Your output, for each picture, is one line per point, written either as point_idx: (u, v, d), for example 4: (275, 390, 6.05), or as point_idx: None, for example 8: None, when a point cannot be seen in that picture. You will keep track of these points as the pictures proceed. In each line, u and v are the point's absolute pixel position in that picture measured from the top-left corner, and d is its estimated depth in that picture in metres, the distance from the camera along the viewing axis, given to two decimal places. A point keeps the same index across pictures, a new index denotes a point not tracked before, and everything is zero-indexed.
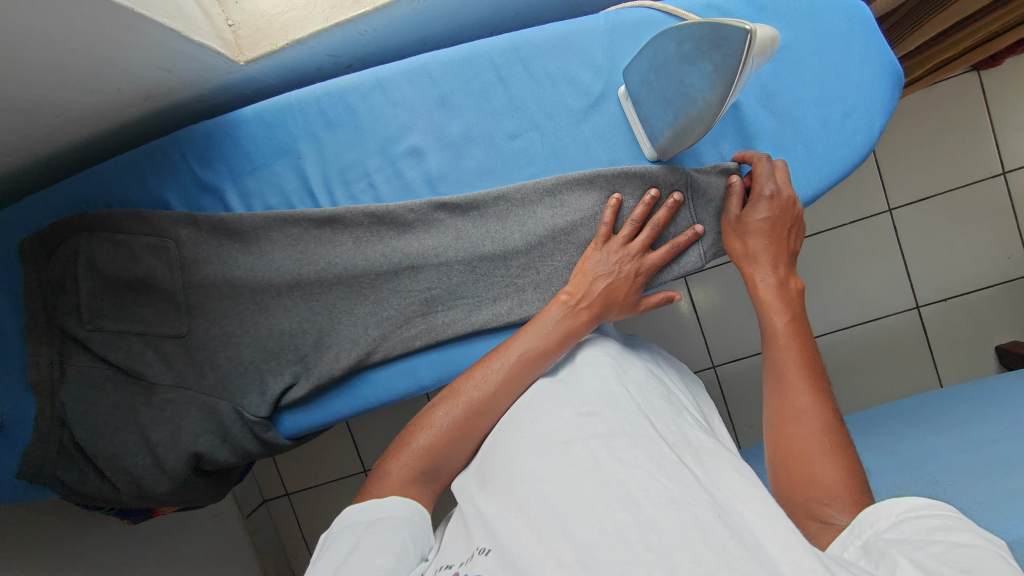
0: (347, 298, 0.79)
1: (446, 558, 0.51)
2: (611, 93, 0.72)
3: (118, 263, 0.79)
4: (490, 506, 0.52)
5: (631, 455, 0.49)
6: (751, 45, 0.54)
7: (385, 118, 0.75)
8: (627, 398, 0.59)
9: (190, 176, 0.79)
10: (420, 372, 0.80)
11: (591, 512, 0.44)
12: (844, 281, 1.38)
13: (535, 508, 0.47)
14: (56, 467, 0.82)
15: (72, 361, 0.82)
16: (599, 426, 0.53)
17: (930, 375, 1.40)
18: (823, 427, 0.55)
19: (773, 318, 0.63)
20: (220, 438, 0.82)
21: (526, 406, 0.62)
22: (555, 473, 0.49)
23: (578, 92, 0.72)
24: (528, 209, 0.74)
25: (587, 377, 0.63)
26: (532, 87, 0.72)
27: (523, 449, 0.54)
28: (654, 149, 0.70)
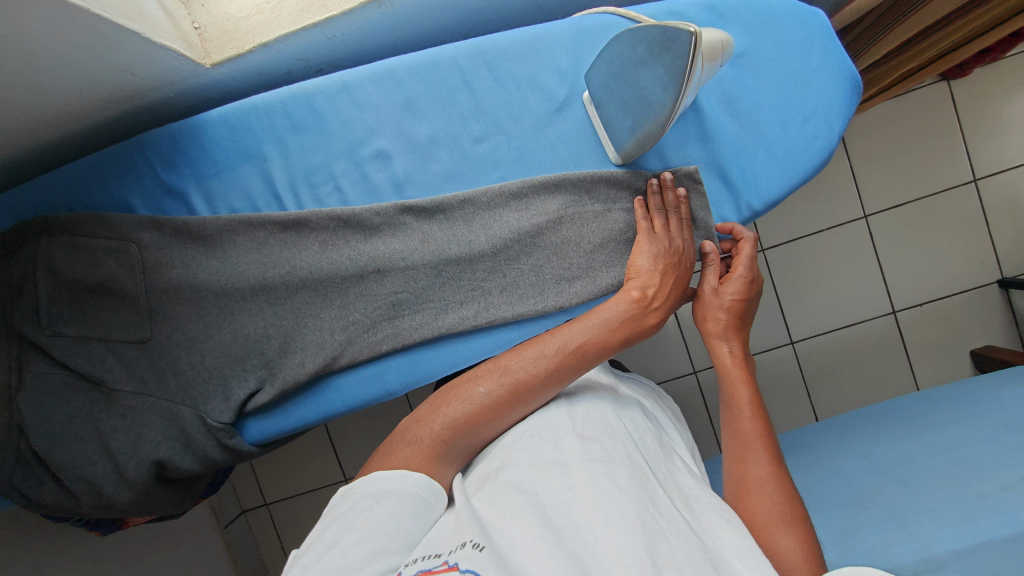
0: (314, 301, 0.78)
1: (433, 545, 0.50)
2: (576, 97, 0.72)
3: (79, 267, 0.78)
4: (484, 507, 0.52)
5: (623, 482, 0.51)
6: (696, 47, 0.55)
7: (352, 122, 0.75)
8: (625, 433, 0.60)
9: (154, 180, 0.78)
10: (390, 377, 0.79)
11: (593, 532, 0.47)
12: (821, 286, 1.39)
13: (533, 517, 0.48)
14: (12, 476, 0.80)
15: (29, 367, 0.80)
16: (601, 452, 0.54)
17: (908, 379, 1.42)
18: (785, 502, 0.58)
19: (744, 391, 0.65)
20: (184, 445, 0.81)
21: (517, 429, 0.62)
22: (560, 492, 0.50)
23: (543, 97, 0.72)
24: (494, 213, 0.74)
25: (585, 403, 0.63)
26: (497, 91, 0.72)
27: (525, 463, 0.55)
28: (617, 152, 0.71)
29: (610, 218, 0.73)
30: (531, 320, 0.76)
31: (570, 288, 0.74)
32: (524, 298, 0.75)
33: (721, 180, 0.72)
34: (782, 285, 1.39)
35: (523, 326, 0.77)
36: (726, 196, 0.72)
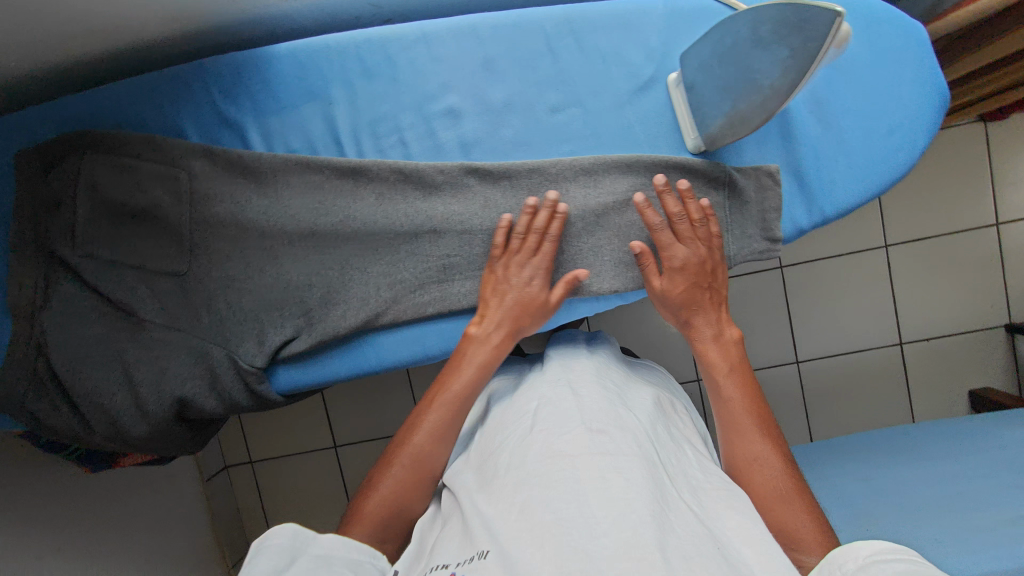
0: (362, 255, 0.76)
1: (441, 556, 0.54)
2: (661, 78, 0.70)
3: (122, 189, 0.75)
4: (490, 508, 0.54)
5: (624, 473, 0.52)
6: (837, 30, 0.55)
7: (425, 74, 0.72)
8: (635, 424, 0.61)
9: (210, 108, 0.75)
10: (434, 343, 0.77)
11: (596, 528, 0.47)
12: (834, 309, 1.40)
13: (538, 514, 0.50)
14: (25, 397, 0.77)
15: (58, 285, 0.77)
16: (608, 444, 0.55)
17: (901, 411, 1.43)
18: (785, 483, 0.59)
19: (725, 377, 0.66)
20: (208, 385, 0.79)
21: (517, 421, 0.64)
22: (563, 486, 0.51)
23: (626, 74, 0.70)
24: (560, 186, 0.72)
25: (590, 393, 0.65)
26: (581, 62, 0.70)
27: (533, 455, 0.57)
28: (699, 139, 0.69)
29: (681, 203, 0.71)
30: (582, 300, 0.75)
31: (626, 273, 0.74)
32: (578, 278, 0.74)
33: (797, 183, 0.71)
34: (796, 303, 1.39)
35: (572, 306, 0.76)
36: (800, 199, 0.71)
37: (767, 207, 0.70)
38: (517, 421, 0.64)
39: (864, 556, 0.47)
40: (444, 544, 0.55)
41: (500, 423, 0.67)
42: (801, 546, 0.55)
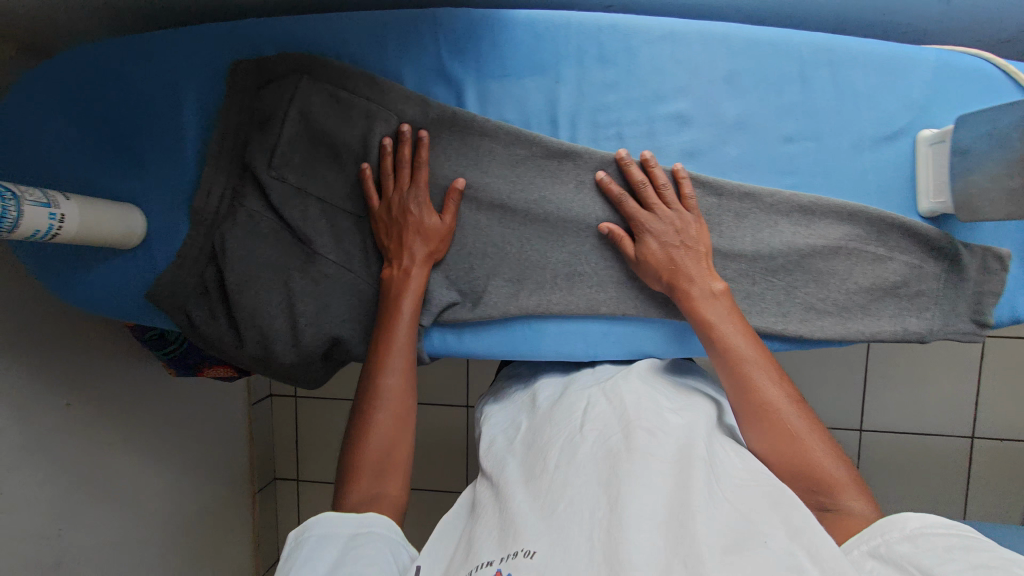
0: (548, 239, 0.75)
1: (484, 547, 0.54)
2: (911, 130, 0.68)
3: (331, 120, 0.75)
4: (531, 501, 0.56)
5: (658, 474, 0.54)
6: None
7: (663, 73, 0.70)
8: (694, 429, 0.61)
9: (434, 59, 0.73)
10: (602, 347, 0.77)
11: (641, 520, 0.49)
12: (924, 389, 1.34)
13: (586, 512, 0.51)
14: (190, 299, 0.80)
15: (244, 201, 0.77)
16: (655, 447, 0.56)
17: (953, 506, 1.37)
18: (783, 429, 0.58)
19: (738, 342, 0.63)
20: (364, 331, 0.79)
21: (568, 415, 0.65)
22: (608, 486, 0.53)
23: (878, 121, 0.68)
24: (772, 219, 0.69)
25: (635, 391, 0.67)
26: (833, 97, 0.68)
27: (580, 451, 0.58)
28: (936, 202, 0.67)
29: (891, 265, 0.70)
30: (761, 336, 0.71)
31: (816, 321, 0.70)
32: (764, 313, 0.70)
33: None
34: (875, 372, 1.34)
35: None
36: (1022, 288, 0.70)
37: (986, 290, 0.69)
38: (568, 414, 0.65)
39: (912, 528, 0.48)
40: (481, 533, 0.56)
41: (552, 415, 0.67)
42: (832, 495, 0.55)
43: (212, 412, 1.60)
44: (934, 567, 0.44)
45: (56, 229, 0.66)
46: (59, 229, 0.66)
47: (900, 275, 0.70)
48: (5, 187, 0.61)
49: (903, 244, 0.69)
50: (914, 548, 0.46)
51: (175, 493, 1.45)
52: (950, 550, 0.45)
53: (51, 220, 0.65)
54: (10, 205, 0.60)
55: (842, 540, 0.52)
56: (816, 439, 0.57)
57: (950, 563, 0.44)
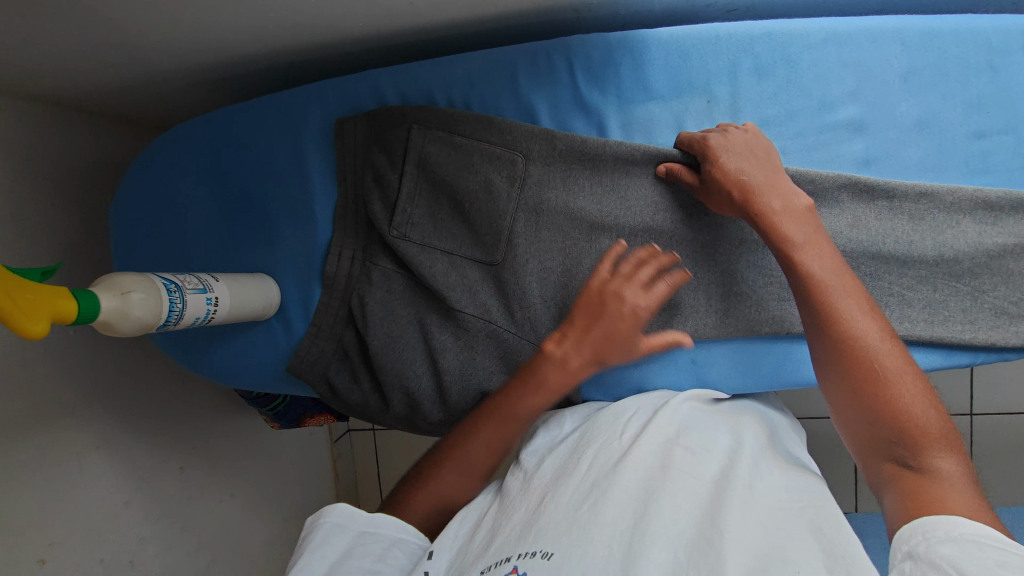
0: (696, 263, 0.71)
1: (496, 548, 0.53)
2: None
3: (453, 168, 0.72)
4: (556, 500, 0.54)
5: (686, 488, 0.52)
6: None
7: (830, 78, 0.64)
8: (741, 445, 0.58)
9: (572, 91, 0.69)
10: (780, 377, 0.72)
11: (670, 534, 0.48)
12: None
13: (609, 515, 0.50)
14: (329, 367, 0.77)
15: (375, 260, 0.74)
16: (696, 464, 0.55)
17: None
18: (871, 375, 0.52)
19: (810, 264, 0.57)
20: (511, 381, 0.75)
21: (612, 421, 0.64)
22: (640, 495, 0.52)
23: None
24: (953, 218, 0.63)
25: (684, 414, 0.64)
26: None
27: (611, 458, 0.57)
28: None
29: None
30: (962, 350, 0.64)
31: (1009, 327, 0.63)
32: (949, 322, 0.63)
33: None
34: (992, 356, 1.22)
35: (947, 357, 0.64)
36: None
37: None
38: (609, 423, 0.64)
39: (965, 533, 0.41)
40: (507, 529, 0.54)
41: (593, 423, 0.65)
42: (918, 453, 0.48)
43: (303, 456, 1.59)
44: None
45: (212, 313, 0.64)
46: (214, 313, 0.64)
47: None
48: (169, 279, 0.59)
49: None
50: (962, 551, 0.40)
51: (278, 542, 1.44)
52: (1005, 565, 0.39)
53: (208, 305, 0.63)
54: (176, 299, 0.58)
55: (899, 526, 0.45)
56: (909, 390, 0.51)
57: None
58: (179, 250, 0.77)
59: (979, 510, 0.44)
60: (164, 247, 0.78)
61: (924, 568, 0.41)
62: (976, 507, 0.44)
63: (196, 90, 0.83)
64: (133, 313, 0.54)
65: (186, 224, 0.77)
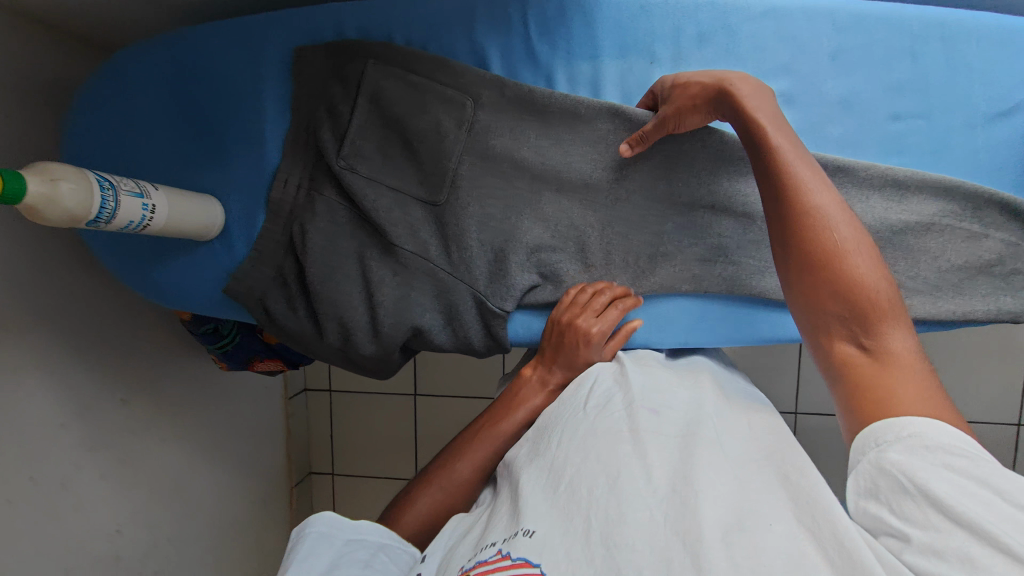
0: (629, 223, 0.73)
1: (490, 535, 0.53)
2: None
3: (405, 107, 0.73)
4: (538, 480, 0.55)
5: (652, 446, 0.53)
6: None
7: (767, 50, 0.67)
8: (700, 404, 0.60)
9: (524, 42, 0.71)
10: (694, 335, 0.75)
11: (647, 497, 0.48)
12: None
13: (580, 486, 0.51)
14: (268, 291, 0.78)
15: (320, 191, 0.76)
16: (658, 423, 0.56)
17: None
18: (832, 266, 0.54)
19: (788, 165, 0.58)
20: (443, 321, 0.77)
21: (576, 391, 0.65)
22: (607, 455, 0.53)
23: (986, 97, 0.66)
24: (863, 194, 0.67)
25: (643, 374, 0.65)
26: (945, 73, 0.66)
27: (579, 429, 0.58)
28: None
29: (988, 242, 0.67)
30: None
31: (905, 299, 0.67)
32: None
33: None
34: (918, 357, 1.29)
35: None
36: None
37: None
38: (572, 393, 0.65)
39: (913, 434, 0.45)
40: (494, 523, 0.55)
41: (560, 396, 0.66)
42: (873, 337, 0.51)
43: (256, 408, 1.57)
44: (931, 481, 0.42)
45: (149, 220, 0.65)
46: (150, 221, 0.65)
47: (999, 253, 0.67)
48: (103, 177, 0.60)
49: (1001, 221, 0.67)
50: (908, 453, 0.44)
51: (224, 488, 1.42)
52: (947, 460, 0.42)
53: (145, 211, 0.64)
54: (109, 196, 0.60)
55: (858, 428, 0.49)
56: (870, 274, 0.53)
57: (943, 479, 0.41)
58: (124, 164, 0.76)
59: (930, 394, 0.48)
60: (108, 162, 0.76)
61: (876, 472, 0.45)
62: (927, 392, 0.48)
63: (154, 9, 0.82)
64: (63, 203, 0.55)
65: (132, 139, 0.77)
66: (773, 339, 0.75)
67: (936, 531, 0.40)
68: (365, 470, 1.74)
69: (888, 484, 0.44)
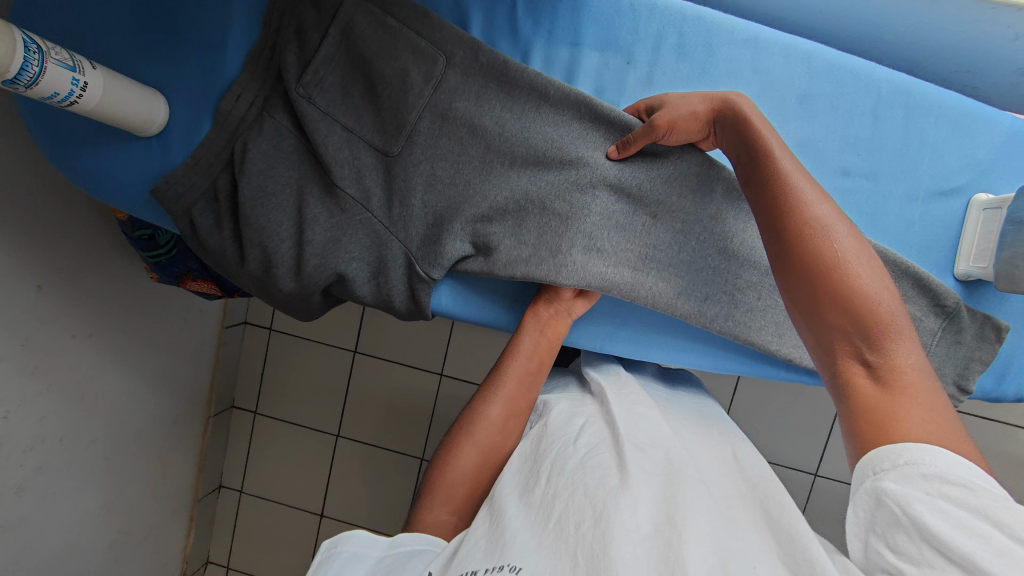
0: (571, 211, 0.73)
1: (468, 563, 0.53)
2: (963, 190, 0.72)
3: (376, 47, 0.70)
4: (527, 516, 0.56)
5: (641, 493, 0.56)
6: None
7: (740, 77, 0.69)
8: (674, 442, 0.65)
9: (509, 10, 0.70)
10: (615, 343, 0.82)
11: (637, 536, 0.51)
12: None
13: (569, 525, 0.53)
14: (197, 204, 0.75)
15: (273, 114, 0.73)
16: (640, 460, 0.60)
17: None
18: (833, 282, 0.52)
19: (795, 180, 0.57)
20: (370, 273, 0.76)
21: (566, 430, 0.66)
22: (598, 491, 0.55)
23: (933, 172, 0.71)
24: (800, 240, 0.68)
25: (627, 412, 0.68)
26: (899, 140, 0.70)
27: (569, 465, 0.60)
28: (968, 265, 0.71)
29: None
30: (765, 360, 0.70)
31: None
32: None
33: (1007, 353, 0.76)
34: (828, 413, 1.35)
35: None
36: (995, 368, 0.76)
37: (975, 357, 0.72)
38: (564, 429, 0.67)
39: (910, 461, 0.45)
40: (469, 543, 0.55)
41: (548, 425, 0.68)
42: (880, 352, 0.50)
43: (185, 329, 1.52)
44: (926, 514, 0.43)
45: (76, 97, 0.62)
46: (79, 98, 0.62)
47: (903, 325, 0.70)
48: (31, 39, 0.57)
49: (910, 294, 0.70)
50: (904, 484, 0.44)
51: (134, 401, 1.38)
52: (945, 489, 0.43)
53: (74, 86, 0.61)
54: (33, 59, 0.57)
55: (858, 457, 0.49)
56: (875, 287, 0.52)
57: (940, 514, 0.42)
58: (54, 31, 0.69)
59: (934, 416, 0.47)
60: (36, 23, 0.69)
61: (871, 498, 0.47)
62: (932, 413, 0.47)
63: None
64: None
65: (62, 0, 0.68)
66: (684, 362, 0.83)
67: (931, 568, 0.42)
68: (286, 414, 1.71)
69: (883, 515, 0.46)
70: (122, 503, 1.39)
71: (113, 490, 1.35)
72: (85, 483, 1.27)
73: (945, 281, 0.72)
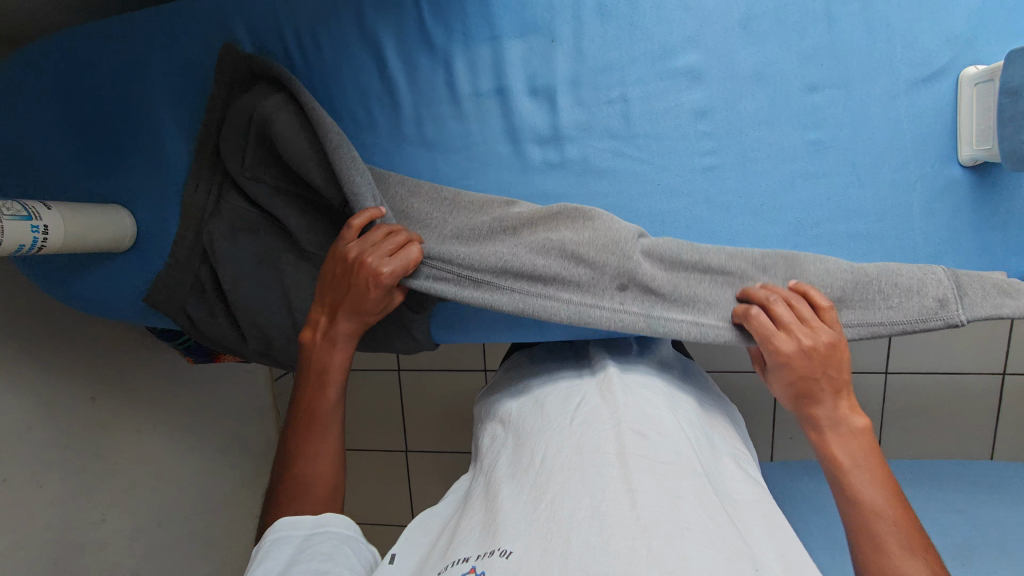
0: None
1: (460, 550, 0.54)
2: (952, 70, 0.64)
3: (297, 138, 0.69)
4: (518, 501, 0.55)
5: (643, 482, 0.52)
6: None
7: (672, 22, 0.64)
8: (678, 433, 0.61)
9: (417, 27, 0.67)
10: None
11: (635, 524, 0.48)
12: (947, 332, 1.28)
13: (562, 513, 0.51)
14: (187, 298, 0.77)
15: (227, 198, 0.74)
16: (649, 447, 0.57)
17: (963, 445, 1.32)
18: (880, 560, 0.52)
19: (864, 482, 0.56)
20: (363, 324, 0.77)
21: (564, 412, 0.64)
22: (594, 480, 0.53)
23: (911, 59, 0.64)
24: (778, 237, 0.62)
25: (627, 397, 0.64)
26: (862, 37, 0.64)
27: (566, 449, 0.58)
28: (972, 149, 0.64)
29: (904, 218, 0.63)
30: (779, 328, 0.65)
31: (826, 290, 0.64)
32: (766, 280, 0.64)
33: None
34: None
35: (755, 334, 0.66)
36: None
37: (998, 240, 0.66)
38: (562, 412, 0.64)
39: None
40: (465, 531, 0.56)
41: (546, 410, 0.66)
42: None
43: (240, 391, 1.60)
44: None
45: (42, 242, 0.64)
46: (45, 242, 0.64)
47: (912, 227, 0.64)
48: None
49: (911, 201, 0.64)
50: None
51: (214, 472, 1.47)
52: None
53: (35, 234, 0.63)
54: None
55: None
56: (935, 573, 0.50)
57: None
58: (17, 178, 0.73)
59: None
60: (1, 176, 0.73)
61: None
62: None
63: None
64: None
65: None
66: None
67: None
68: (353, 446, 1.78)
69: None
70: (231, 562, 1.50)
71: (220, 554, 1.46)
72: (194, 554, 1.37)
73: (949, 172, 0.66)
